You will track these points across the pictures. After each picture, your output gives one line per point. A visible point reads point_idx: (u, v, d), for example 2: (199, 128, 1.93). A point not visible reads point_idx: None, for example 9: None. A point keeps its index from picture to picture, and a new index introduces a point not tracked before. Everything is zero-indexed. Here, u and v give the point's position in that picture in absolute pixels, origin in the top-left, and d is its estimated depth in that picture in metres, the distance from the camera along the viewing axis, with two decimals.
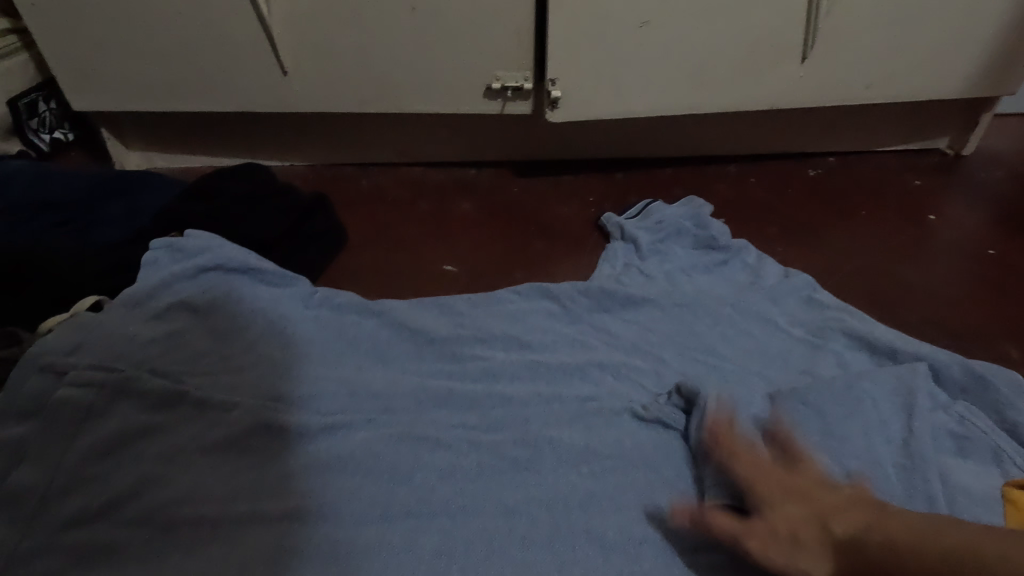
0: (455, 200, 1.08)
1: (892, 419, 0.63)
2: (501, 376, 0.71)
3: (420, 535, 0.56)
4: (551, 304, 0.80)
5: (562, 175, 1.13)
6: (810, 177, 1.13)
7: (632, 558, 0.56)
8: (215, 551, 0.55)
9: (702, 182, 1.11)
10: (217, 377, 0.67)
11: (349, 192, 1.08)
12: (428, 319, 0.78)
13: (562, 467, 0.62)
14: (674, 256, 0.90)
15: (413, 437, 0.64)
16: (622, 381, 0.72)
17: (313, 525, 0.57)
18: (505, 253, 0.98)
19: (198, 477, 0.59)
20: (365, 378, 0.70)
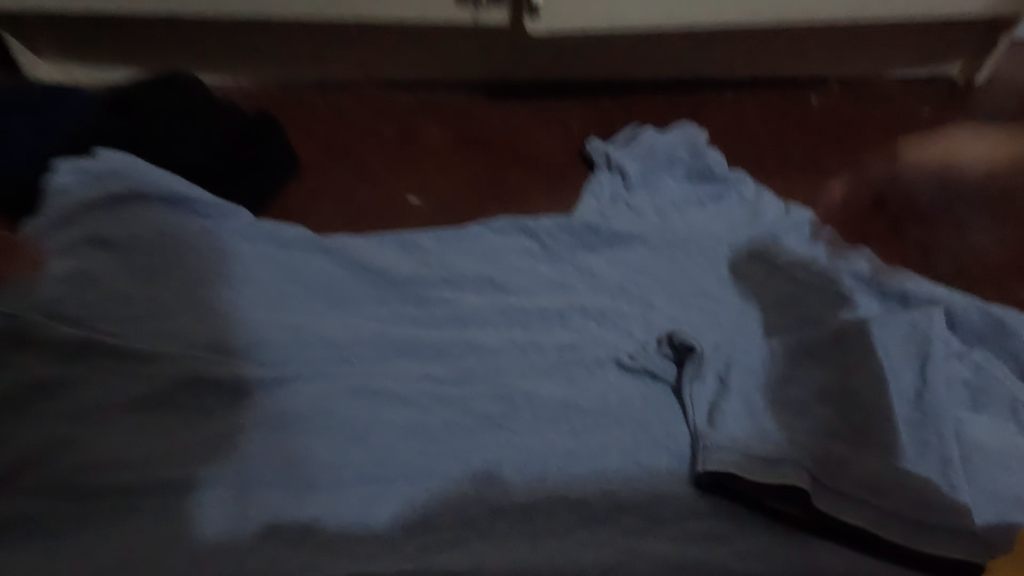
0: (424, 124, 0.96)
1: (904, 369, 0.55)
2: (471, 323, 0.63)
3: (374, 505, 0.51)
4: (528, 241, 0.71)
5: (542, 97, 1.00)
6: (817, 101, 1.02)
7: (618, 527, 0.50)
8: (142, 522, 0.50)
9: (698, 108, 1.01)
10: (145, 328, 0.59)
11: (303, 113, 0.96)
12: (389, 257, 0.68)
13: (538, 424, 0.56)
14: (665, 188, 0.81)
15: (371, 391, 0.57)
16: (607, 329, 0.64)
17: (259, 492, 0.52)
18: (476, 188, 0.88)
19: (118, 437, 0.52)
20: (316, 323, 0.61)
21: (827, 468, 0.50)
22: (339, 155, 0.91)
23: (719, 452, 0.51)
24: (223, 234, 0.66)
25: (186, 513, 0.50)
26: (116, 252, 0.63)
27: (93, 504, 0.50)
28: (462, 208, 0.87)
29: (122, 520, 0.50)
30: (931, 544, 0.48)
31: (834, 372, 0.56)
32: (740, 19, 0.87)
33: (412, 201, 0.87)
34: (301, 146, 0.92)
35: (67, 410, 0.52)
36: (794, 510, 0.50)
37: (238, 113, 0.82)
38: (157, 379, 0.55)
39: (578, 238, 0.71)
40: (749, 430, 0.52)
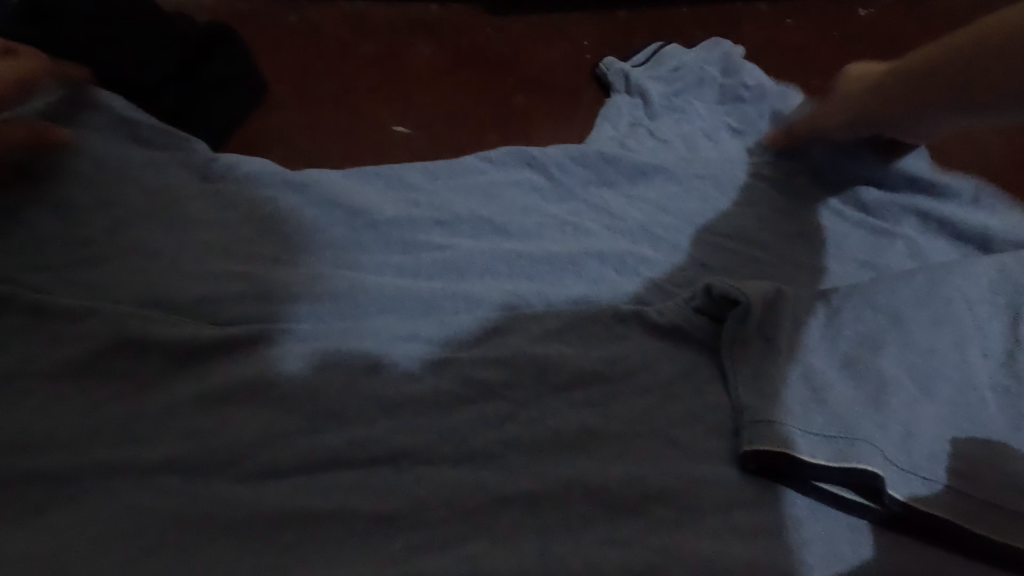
0: (412, 42, 0.83)
1: (988, 325, 0.45)
2: (468, 272, 0.53)
3: (351, 494, 0.41)
4: (534, 176, 0.60)
5: (550, 11, 0.86)
6: (861, 18, 0.88)
7: (648, 521, 0.41)
8: (59, 518, 0.40)
9: (728, 24, 0.87)
10: (78, 281, 0.49)
11: (270, 29, 0.82)
12: (369, 194, 0.57)
13: (548, 394, 0.46)
14: (695, 114, 0.69)
15: (344, 354, 0.47)
16: (628, 279, 0.54)
17: (205, 479, 0.42)
18: (472, 116, 0.76)
19: (39, 411, 0.44)
20: (282, 275, 0.51)
21: (896, 446, 0.40)
22: (314, 78, 0.78)
23: (770, 430, 0.42)
24: (174, 168, 0.57)
25: (116, 503, 0.41)
26: (40, 189, 0.52)
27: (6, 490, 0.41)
28: (455, 139, 0.75)
29: (36, 512, 0.40)
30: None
31: (909, 330, 0.45)
32: None
33: (398, 132, 0.75)
34: (268, 66, 0.79)
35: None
36: (859, 499, 0.41)
37: (193, 23, 0.71)
38: (89, 344, 0.46)
39: (592, 171, 0.61)
40: (810, 400, 0.43)
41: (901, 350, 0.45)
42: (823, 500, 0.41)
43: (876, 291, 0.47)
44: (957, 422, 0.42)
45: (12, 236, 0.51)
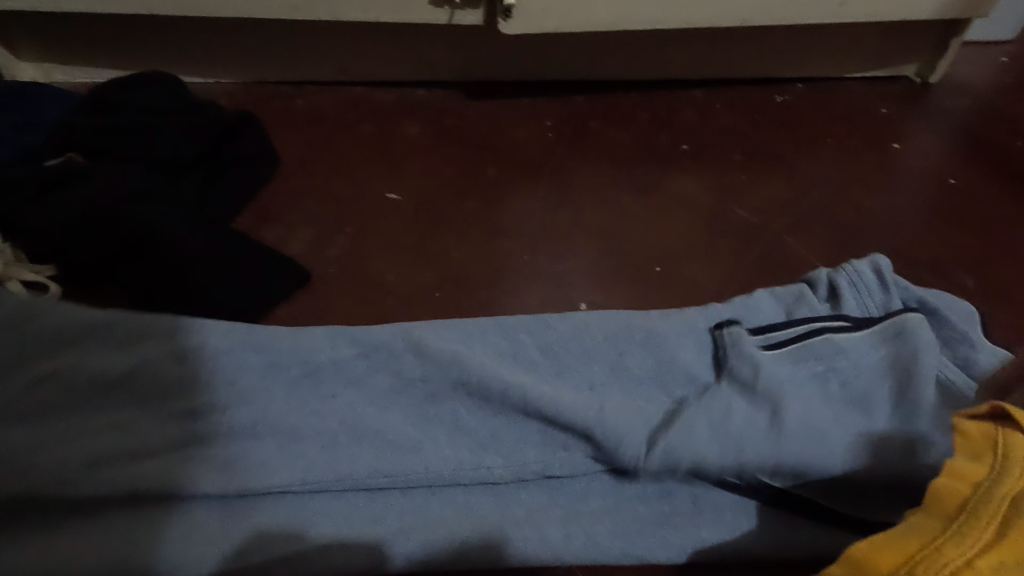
0: (402, 122, 0.98)
1: (831, 380, 0.61)
2: (440, 336, 0.64)
3: (356, 509, 0.58)
4: (503, 352, 0.64)
5: (519, 97, 1.03)
6: (777, 104, 1.04)
7: (580, 493, 0.60)
8: (154, 509, 0.56)
9: (666, 108, 1.02)
10: (131, 361, 0.61)
11: (282, 112, 0.99)
12: (344, 352, 0.63)
13: (512, 419, 0.61)
14: (769, 362, 0.61)
15: (353, 380, 0.63)
16: (579, 330, 0.65)
17: (259, 503, 0.58)
18: (454, 185, 0.90)
19: (127, 424, 0.59)
20: (296, 341, 0.64)
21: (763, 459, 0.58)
22: (320, 153, 0.94)
23: (672, 440, 0.58)
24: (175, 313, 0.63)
25: (176, 527, 0.56)
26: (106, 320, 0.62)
27: (95, 514, 0.56)
28: (437, 203, 0.88)
29: (137, 513, 0.56)
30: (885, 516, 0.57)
31: (821, 393, 0.60)
32: (704, 22, 0.89)
33: (392, 199, 0.88)
34: (282, 141, 0.95)
35: (72, 438, 0.57)
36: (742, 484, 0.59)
37: (219, 112, 0.84)
38: (148, 389, 0.60)
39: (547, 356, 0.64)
40: (718, 417, 0.58)
41: (798, 401, 0.59)
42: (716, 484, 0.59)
43: (790, 364, 0.61)
44: (821, 431, 0.58)
45: (79, 336, 0.61)
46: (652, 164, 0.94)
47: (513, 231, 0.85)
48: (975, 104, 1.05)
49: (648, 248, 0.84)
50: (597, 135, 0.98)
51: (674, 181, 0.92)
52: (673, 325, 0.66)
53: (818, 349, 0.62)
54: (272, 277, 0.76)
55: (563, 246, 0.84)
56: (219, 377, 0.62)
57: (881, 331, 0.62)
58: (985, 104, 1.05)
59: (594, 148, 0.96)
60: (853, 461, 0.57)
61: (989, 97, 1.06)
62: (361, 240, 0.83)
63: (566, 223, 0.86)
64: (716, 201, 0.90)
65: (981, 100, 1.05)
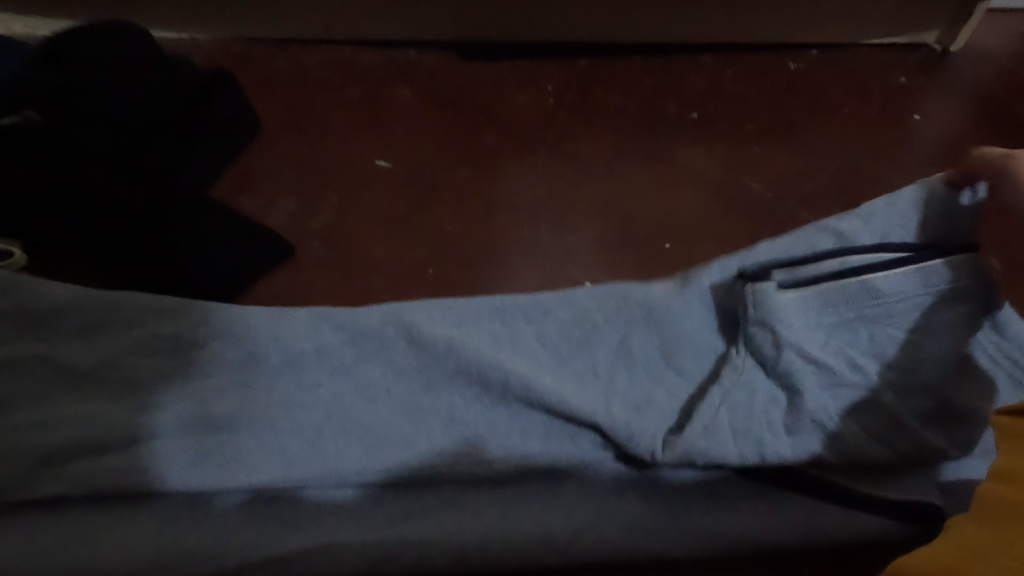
0: (391, 85, 0.91)
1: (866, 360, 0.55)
2: (434, 317, 0.59)
3: (341, 505, 0.53)
4: (502, 335, 0.59)
5: (517, 60, 0.96)
6: (791, 71, 0.98)
7: (581, 484, 0.55)
8: (123, 506, 0.52)
9: (674, 74, 0.96)
10: (103, 348, 0.57)
11: (262, 73, 0.92)
12: (329, 337, 0.58)
13: (515, 409, 0.56)
14: (796, 329, 0.55)
15: (340, 367, 0.58)
16: (587, 313, 0.61)
17: (237, 498, 0.53)
18: (447, 153, 0.84)
19: (96, 412, 0.55)
20: (278, 325, 0.59)
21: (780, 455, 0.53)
22: (302, 116, 0.87)
23: (693, 438, 0.53)
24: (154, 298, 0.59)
25: (146, 524, 0.51)
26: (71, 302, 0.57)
27: (58, 507, 0.52)
28: (429, 174, 0.81)
29: (105, 510, 0.52)
30: (907, 493, 0.53)
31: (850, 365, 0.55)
32: None
33: (381, 167, 0.82)
34: (262, 104, 0.88)
35: (38, 431, 0.53)
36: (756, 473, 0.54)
37: (191, 72, 0.77)
38: (121, 377, 0.56)
39: (548, 340, 0.59)
40: (733, 397, 0.55)
41: (821, 373, 0.55)
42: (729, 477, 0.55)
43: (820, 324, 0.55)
44: (845, 409, 0.54)
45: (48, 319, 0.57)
46: (659, 134, 0.88)
47: (512, 202, 0.80)
48: (998, 74, 0.99)
49: (655, 223, 0.79)
50: (601, 102, 0.92)
51: (683, 152, 0.86)
52: (689, 303, 0.60)
53: (855, 320, 0.56)
54: (253, 251, 0.71)
55: (565, 220, 0.79)
56: (196, 364, 0.57)
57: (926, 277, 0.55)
58: (1009, 74, 0.99)
59: (598, 115, 0.90)
60: (877, 442, 0.53)
61: (1012, 68, 1.00)
62: (347, 211, 0.77)
63: (567, 195, 0.81)
64: (727, 174, 0.84)
65: (1004, 69, 1.00)
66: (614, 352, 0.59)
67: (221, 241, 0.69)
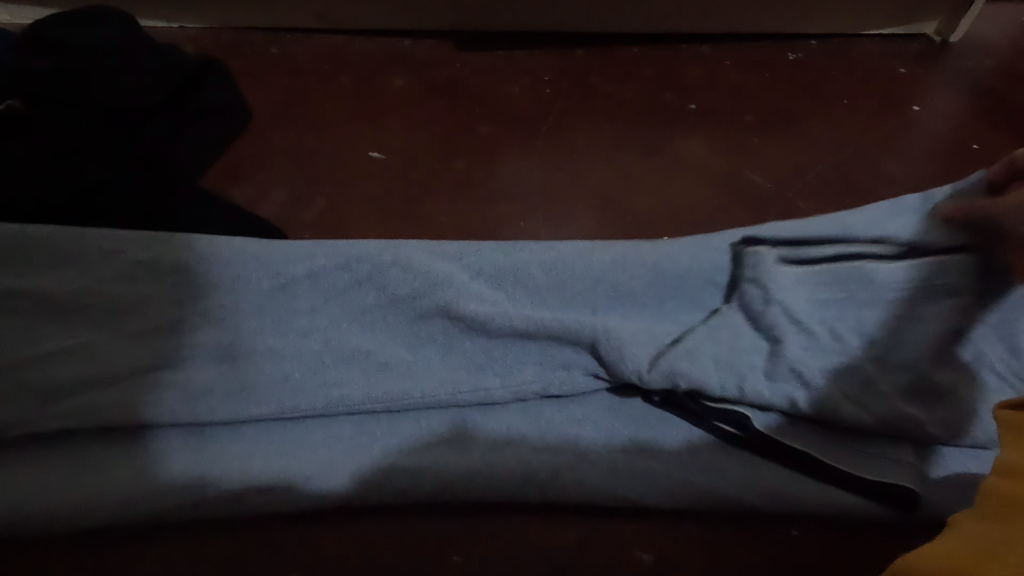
0: (386, 75, 0.90)
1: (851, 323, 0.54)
2: (435, 249, 0.55)
3: (330, 440, 0.51)
4: (500, 266, 0.55)
5: (514, 50, 0.94)
6: (790, 61, 0.97)
7: (570, 439, 0.51)
8: (101, 451, 0.49)
9: (672, 64, 0.95)
10: (77, 282, 0.52)
11: (254, 62, 0.90)
12: (319, 262, 0.55)
13: (515, 349, 0.53)
14: (781, 285, 0.54)
15: (335, 297, 0.55)
16: (596, 249, 0.56)
17: (220, 436, 0.51)
18: (442, 143, 0.82)
19: (71, 346, 0.51)
20: (272, 250, 0.55)
21: (759, 418, 0.51)
22: (295, 106, 0.85)
23: (677, 357, 0.51)
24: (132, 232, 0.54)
25: (126, 463, 0.49)
26: (45, 245, 0.53)
27: (54, 456, 0.49)
28: (424, 165, 0.80)
29: (83, 457, 0.49)
30: (889, 477, 0.49)
31: (834, 328, 0.53)
32: None
33: (374, 157, 0.80)
34: (253, 94, 0.86)
35: (8, 369, 0.50)
36: (734, 433, 0.51)
37: (181, 57, 0.76)
38: (97, 319, 0.52)
39: (550, 275, 0.55)
40: (719, 345, 0.52)
41: (804, 332, 0.53)
42: (711, 431, 0.51)
43: (811, 287, 0.54)
44: (828, 368, 0.52)
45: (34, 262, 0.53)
46: (657, 123, 0.87)
47: (508, 193, 0.78)
48: (997, 66, 0.98)
49: (655, 212, 0.78)
50: (599, 92, 0.90)
51: (682, 141, 0.85)
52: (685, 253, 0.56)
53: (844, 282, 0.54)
54: (245, 229, 0.68)
55: (562, 211, 0.77)
56: (182, 305, 0.53)
57: (924, 268, 0.53)
58: (1008, 65, 0.98)
59: (595, 106, 0.89)
60: (854, 401, 0.51)
61: (1012, 58, 0.99)
62: (340, 202, 0.76)
63: (565, 185, 0.80)
64: (726, 164, 0.83)
65: (1003, 61, 0.99)
66: (615, 292, 0.55)
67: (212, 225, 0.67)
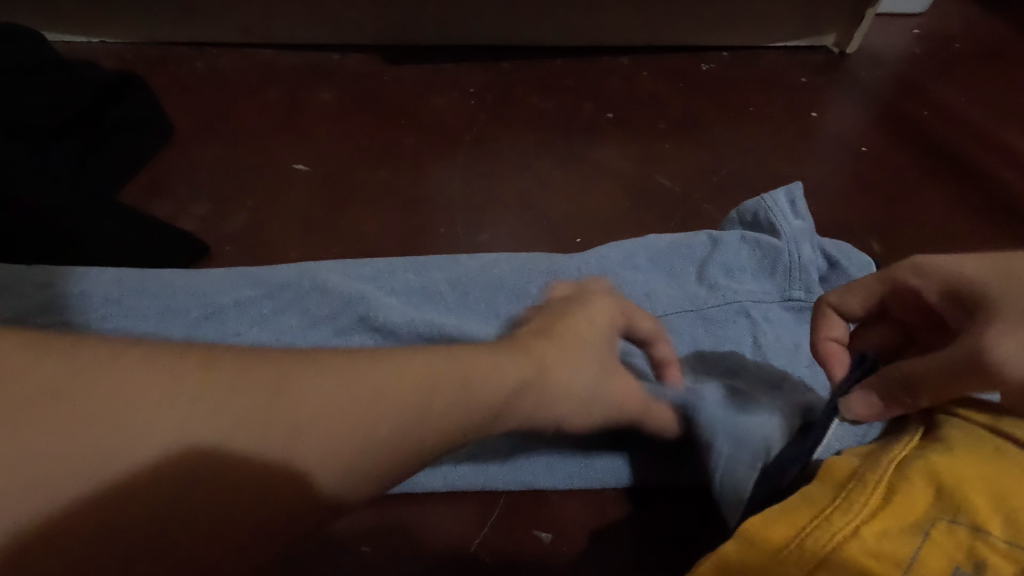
0: (313, 88, 0.91)
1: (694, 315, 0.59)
2: (354, 274, 0.58)
3: None
4: (411, 284, 0.58)
5: (439, 63, 0.97)
6: (702, 72, 1.03)
7: None
8: None
9: (592, 75, 1.00)
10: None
11: (178, 75, 0.90)
12: (241, 293, 0.57)
13: None
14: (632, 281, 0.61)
15: (258, 319, 0.56)
16: (500, 264, 0.60)
17: None
18: (369, 155, 0.84)
19: None
20: (196, 282, 0.57)
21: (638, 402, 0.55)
22: (219, 119, 0.86)
23: None
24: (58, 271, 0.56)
25: None
26: None
27: None
28: (347, 177, 0.82)
29: None
30: None
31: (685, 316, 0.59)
32: None
33: (299, 170, 0.82)
34: (176, 107, 0.86)
35: None
36: None
37: (96, 74, 0.77)
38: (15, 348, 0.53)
39: (457, 291, 0.58)
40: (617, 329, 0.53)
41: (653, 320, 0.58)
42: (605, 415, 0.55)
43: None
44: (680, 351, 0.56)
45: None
46: (575, 132, 0.92)
47: (431, 201, 0.81)
48: (888, 75, 1.06)
49: (572, 218, 0.82)
50: (521, 103, 0.94)
51: (598, 150, 0.90)
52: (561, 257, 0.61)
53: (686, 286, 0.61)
54: (164, 243, 0.68)
55: (483, 218, 0.81)
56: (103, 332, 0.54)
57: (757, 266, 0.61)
58: (899, 74, 1.07)
59: (518, 117, 0.92)
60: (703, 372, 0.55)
61: (902, 68, 1.08)
62: (263, 214, 0.77)
63: (487, 193, 0.83)
64: (638, 170, 0.88)
65: (895, 72, 1.07)
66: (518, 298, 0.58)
67: (127, 235, 0.67)
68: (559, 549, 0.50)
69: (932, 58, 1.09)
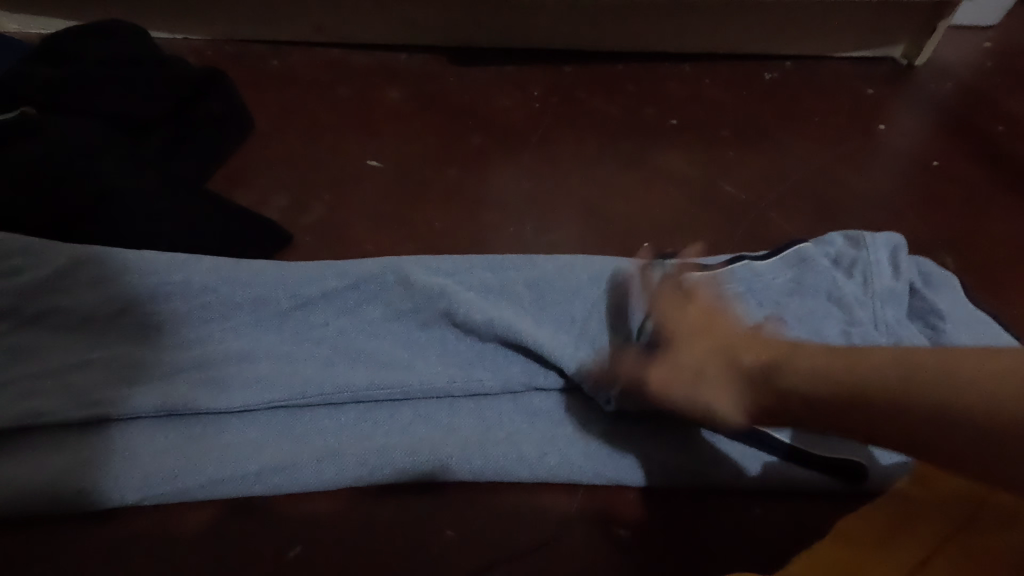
0: (384, 87, 0.94)
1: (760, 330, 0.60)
2: (432, 269, 0.60)
3: (339, 434, 0.54)
4: (486, 280, 0.60)
5: (506, 65, 0.99)
6: (764, 80, 1.03)
7: (555, 422, 0.56)
8: (134, 443, 0.52)
9: (654, 81, 1.00)
10: (117, 300, 0.56)
11: (257, 72, 0.94)
12: (328, 284, 0.58)
13: (508, 358, 0.57)
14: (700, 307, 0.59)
15: (345, 307, 0.58)
16: (572, 267, 0.61)
17: (241, 428, 0.54)
18: (438, 154, 0.87)
19: (113, 348, 0.55)
20: (288, 274, 0.58)
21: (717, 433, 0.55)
22: (295, 114, 0.89)
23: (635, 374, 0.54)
24: (163, 259, 0.58)
25: (154, 450, 0.52)
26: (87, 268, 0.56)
27: (80, 435, 0.52)
28: (419, 173, 0.84)
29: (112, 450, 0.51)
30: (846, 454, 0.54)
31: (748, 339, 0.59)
32: None
33: (371, 166, 0.84)
34: (255, 103, 0.90)
35: (62, 371, 0.54)
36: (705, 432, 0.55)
37: (188, 69, 0.80)
38: (127, 329, 0.56)
39: (531, 291, 0.60)
40: None
41: None
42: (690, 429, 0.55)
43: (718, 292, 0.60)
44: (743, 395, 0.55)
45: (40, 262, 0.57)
46: (640, 137, 0.92)
47: (499, 201, 0.83)
48: (959, 87, 1.04)
49: (638, 222, 0.83)
50: (585, 106, 0.95)
51: (662, 155, 0.90)
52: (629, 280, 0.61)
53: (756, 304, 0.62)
54: (252, 230, 0.72)
55: (548, 219, 0.82)
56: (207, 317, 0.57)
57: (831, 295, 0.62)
58: (969, 86, 1.04)
59: (582, 121, 0.93)
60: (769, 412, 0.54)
61: (973, 81, 1.05)
62: (339, 207, 0.80)
63: (552, 195, 0.84)
64: (703, 175, 0.89)
65: (966, 83, 1.05)
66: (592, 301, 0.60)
67: (220, 223, 0.70)
68: (636, 544, 0.51)
69: (1003, 70, 1.07)
